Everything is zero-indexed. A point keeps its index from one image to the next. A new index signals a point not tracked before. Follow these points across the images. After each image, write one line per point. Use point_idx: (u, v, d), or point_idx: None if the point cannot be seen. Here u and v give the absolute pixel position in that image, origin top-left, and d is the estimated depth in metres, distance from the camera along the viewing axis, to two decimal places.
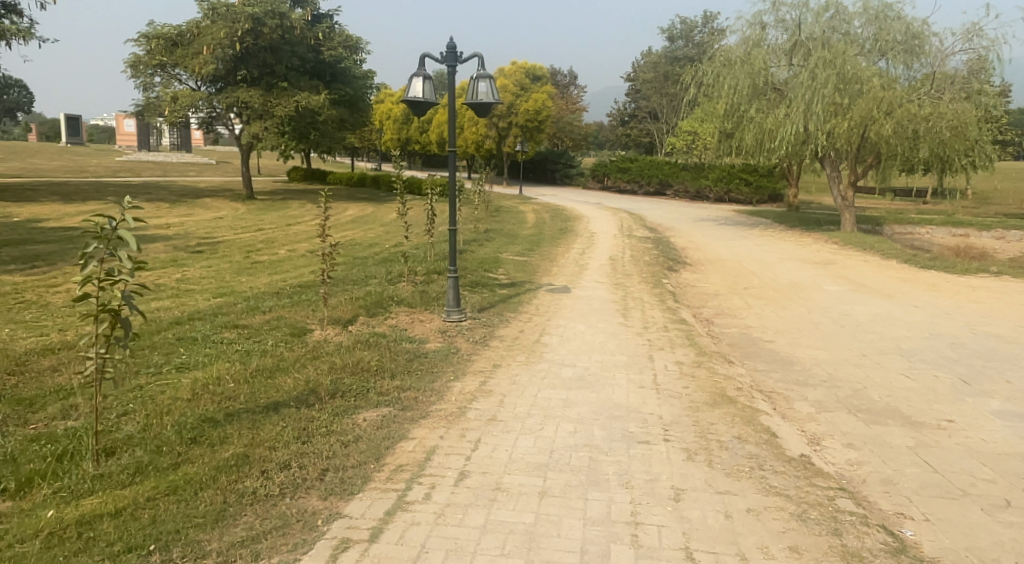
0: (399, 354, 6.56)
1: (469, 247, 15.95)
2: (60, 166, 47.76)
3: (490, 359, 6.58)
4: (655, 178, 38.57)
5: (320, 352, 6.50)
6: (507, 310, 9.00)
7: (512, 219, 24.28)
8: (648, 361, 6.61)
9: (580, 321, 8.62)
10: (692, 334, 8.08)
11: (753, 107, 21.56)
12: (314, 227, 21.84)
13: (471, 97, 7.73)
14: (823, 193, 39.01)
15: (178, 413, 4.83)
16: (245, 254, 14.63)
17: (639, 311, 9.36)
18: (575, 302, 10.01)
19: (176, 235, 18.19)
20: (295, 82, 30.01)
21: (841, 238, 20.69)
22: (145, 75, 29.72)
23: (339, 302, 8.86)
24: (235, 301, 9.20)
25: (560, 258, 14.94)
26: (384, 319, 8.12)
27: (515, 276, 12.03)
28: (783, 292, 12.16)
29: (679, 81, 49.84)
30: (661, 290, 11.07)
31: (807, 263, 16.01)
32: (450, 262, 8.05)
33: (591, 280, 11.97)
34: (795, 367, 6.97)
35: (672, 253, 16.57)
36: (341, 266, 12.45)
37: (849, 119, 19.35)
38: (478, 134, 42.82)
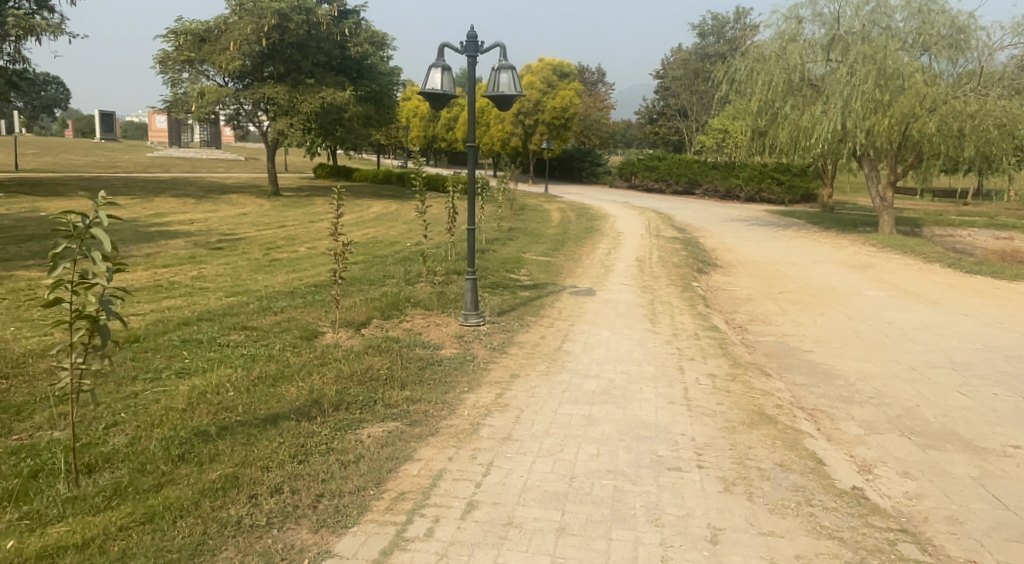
0: (411, 361, 6.17)
1: (492, 247, 15.56)
2: (92, 162, 48.30)
3: (507, 368, 6.18)
4: (684, 176, 37.82)
5: (328, 359, 6.13)
6: (528, 314, 8.59)
7: (536, 218, 23.84)
8: (677, 373, 6.17)
9: (605, 327, 8.18)
10: (725, 343, 7.61)
11: (788, 103, 20.85)
12: (336, 224, 21.62)
13: (493, 89, 7.34)
14: (858, 193, 38.02)
15: (170, 425, 4.47)
16: (264, 251, 14.37)
17: (668, 316, 8.90)
18: (600, 306, 9.57)
19: (197, 232, 18.01)
20: (320, 79, 30.01)
21: (879, 240, 19.96)
22: (173, 71, 29.71)
23: (353, 303, 8.51)
24: (248, 301, 8.89)
25: (585, 259, 14.48)
26: (398, 324, 7.74)
27: (538, 277, 11.62)
28: (821, 297, 11.60)
29: (710, 78, 49.00)
30: (690, 294, 10.60)
31: (844, 266, 15.38)
32: (470, 263, 7.67)
33: (618, 282, 11.52)
34: (838, 382, 6.47)
35: (702, 255, 16.02)
36: (360, 265, 12.14)
37: (889, 116, 18.68)
38: (505, 132, 42.43)
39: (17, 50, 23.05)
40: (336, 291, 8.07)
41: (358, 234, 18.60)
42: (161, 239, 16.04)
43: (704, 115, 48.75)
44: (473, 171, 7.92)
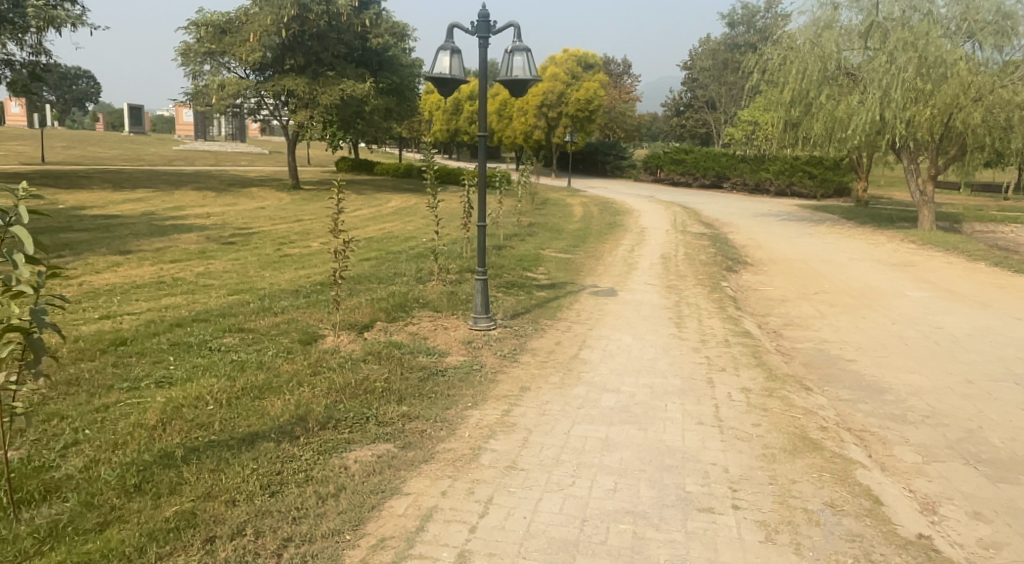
0: (411, 371, 5.64)
1: (510, 243, 15.01)
2: (118, 155, 48.51)
3: (518, 379, 5.65)
4: (711, 170, 36.89)
5: (322, 367, 5.60)
6: (544, 317, 8.05)
7: (559, 212, 23.23)
8: (705, 387, 5.59)
9: (627, 331, 7.60)
10: (759, 351, 7.01)
11: (822, 93, 20.01)
12: (354, 218, 21.20)
13: (505, 74, 6.83)
14: (893, 187, 36.85)
15: (134, 446, 3.95)
16: (275, 247, 13.93)
17: (695, 320, 8.30)
18: (622, 308, 8.99)
19: (211, 225, 17.65)
20: (341, 70, 29.75)
21: (919, 237, 19.06)
22: (194, 63, 29.50)
23: (357, 305, 7.98)
24: (249, 299, 8.40)
25: (608, 256, 13.87)
26: (403, 328, 7.21)
27: (557, 276, 11.05)
28: (860, 298, 10.93)
29: (739, 69, 47.88)
30: (719, 295, 9.98)
31: (883, 265, 14.58)
32: (480, 263, 7.24)
33: (642, 281, 10.93)
34: (888, 398, 5.87)
35: (732, 252, 15.30)
36: (371, 263, 11.67)
37: (932, 107, 17.92)
38: (528, 124, 41.81)
39: (39, 41, 22.87)
40: (336, 291, 7.54)
41: (375, 229, 18.15)
42: (172, 233, 15.72)
43: (733, 106, 47.66)
44: (483, 165, 7.40)
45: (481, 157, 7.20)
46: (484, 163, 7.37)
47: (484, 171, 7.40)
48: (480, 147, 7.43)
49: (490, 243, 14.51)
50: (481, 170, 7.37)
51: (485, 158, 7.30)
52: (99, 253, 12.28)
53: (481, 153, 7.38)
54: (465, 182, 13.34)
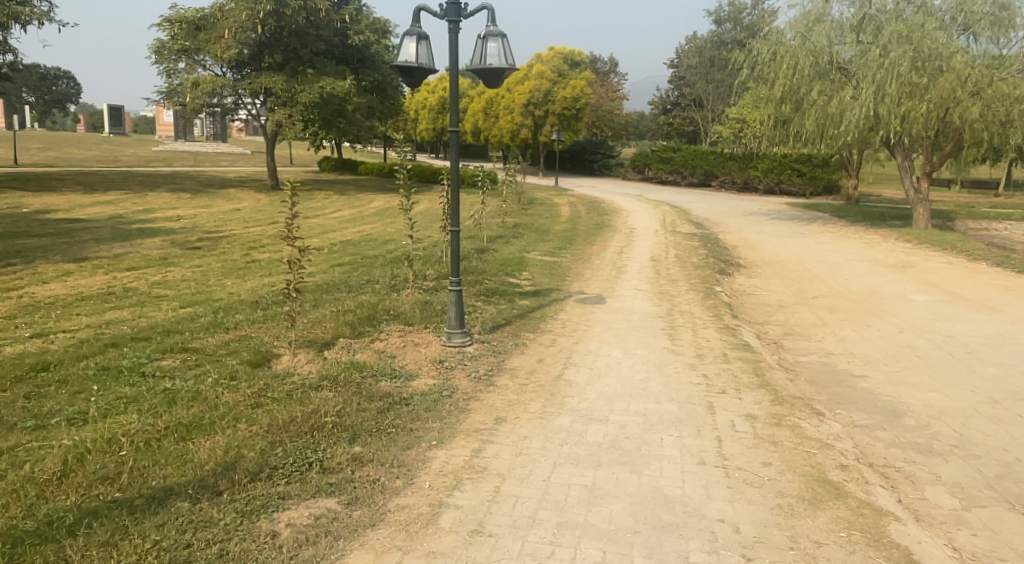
0: (370, 398, 4.91)
1: (492, 246, 14.28)
2: (95, 156, 47.41)
3: (492, 408, 4.94)
4: (699, 168, 36.37)
5: (267, 396, 4.86)
6: (525, 330, 7.34)
7: (545, 212, 22.54)
8: (707, 414, 4.91)
9: (615, 345, 6.91)
10: (762, 367, 6.36)
11: (814, 88, 19.45)
12: (332, 220, 20.44)
13: (478, 62, 6.17)
14: (882, 184, 36.42)
15: (15, 511, 3.24)
16: (243, 252, 13.15)
17: (690, 331, 7.62)
18: (610, 317, 8.29)
19: (179, 229, 16.83)
20: (320, 67, 28.97)
21: (914, 235, 18.51)
22: (169, 61, 28.64)
23: (318, 320, 7.23)
24: (203, 313, 7.66)
25: (595, 259, 13.20)
26: (367, 346, 6.47)
27: (541, 282, 10.33)
28: (861, 302, 10.33)
29: (726, 66, 47.39)
30: (714, 301, 9.32)
31: (881, 266, 13.98)
32: (454, 272, 6.52)
33: (631, 286, 10.27)
34: (908, 424, 5.24)
35: (724, 254, 14.66)
36: (342, 270, 10.94)
37: (927, 102, 17.34)
38: (514, 123, 41.12)
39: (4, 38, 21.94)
40: (287, 301, 6.77)
41: (352, 232, 17.39)
42: (136, 238, 14.93)
43: (721, 104, 47.15)
44: (455, 162, 6.63)
45: (452, 152, 6.44)
46: (456, 159, 6.60)
47: (457, 168, 6.62)
48: (451, 143, 6.68)
49: (471, 246, 13.79)
50: (453, 167, 6.59)
51: (456, 152, 6.52)
52: (52, 260, 11.48)
53: (452, 149, 6.62)
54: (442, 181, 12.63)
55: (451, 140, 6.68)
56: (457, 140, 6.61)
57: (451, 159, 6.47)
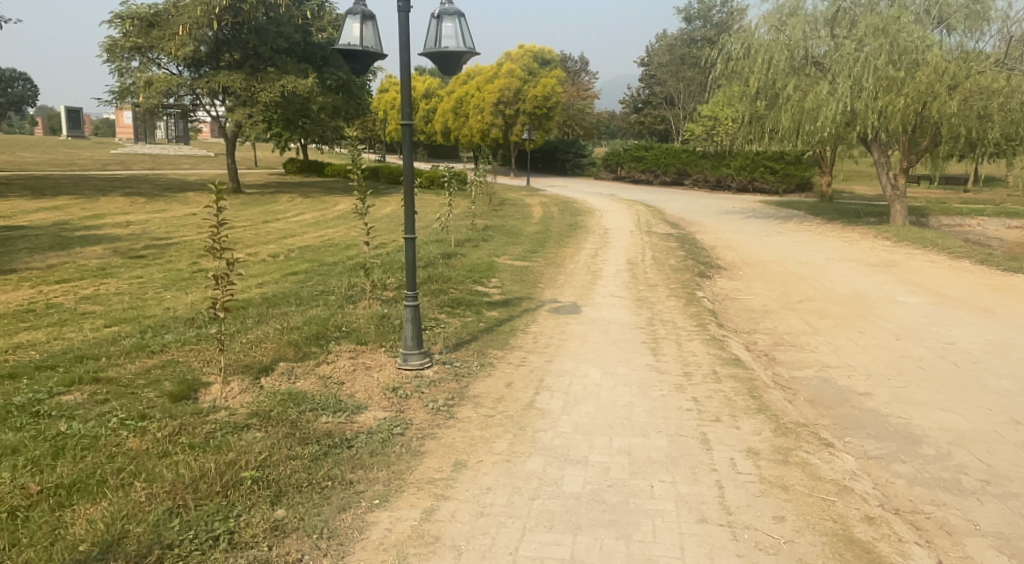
0: (304, 439, 4.12)
1: (459, 250, 13.52)
2: (49, 160, 45.77)
3: (451, 448, 4.19)
4: (672, 167, 35.96)
5: (180, 441, 4.07)
6: (493, 346, 6.60)
7: (516, 213, 21.84)
8: (702, 451, 4.20)
9: (593, 363, 6.19)
10: (758, 386, 5.68)
11: (789, 84, 19.01)
12: (294, 224, 19.54)
13: (432, 43, 5.45)
14: (854, 181, 36.27)
15: None
16: (191, 261, 12.26)
17: (674, 344, 6.93)
18: (586, 329, 7.58)
19: (127, 236, 15.85)
20: (281, 65, 27.96)
21: (892, 233, 18.10)
22: (121, 59, 27.51)
23: (257, 340, 6.42)
24: (129, 333, 6.81)
25: (568, 263, 12.51)
26: (310, 370, 5.67)
27: (511, 289, 9.59)
28: (850, 306, 9.74)
29: (697, 64, 47.16)
30: (697, 309, 8.67)
31: (863, 266, 13.46)
32: (410, 286, 5.74)
33: (608, 293, 9.58)
34: (929, 453, 4.58)
35: (701, 255, 14.06)
36: (296, 279, 10.10)
37: (904, 95, 16.85)
38: (484, 123, 40.38)
39: None
40: (217, 321, 5.96)
41: (312, 236, 16.54)
42: (76, 246, 13.94)
43: (691, 102, 46.83)
44: (409, 157, 5.91)
45: (405, 146, 5.72)
46: (410, 155, 5.88)
47: (411, 165, 5.90)
48: (404, 137, 5.95)
49: (437, 251, 13.02)
50: (406, 165, 5.87)
51: (410, 146, 5.80)
52: None
53: (406, 143, 5.89)
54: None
55: (405, 134, 5.95)
56: (411, 133, 5.89)
57: (403, 155, 5.74)
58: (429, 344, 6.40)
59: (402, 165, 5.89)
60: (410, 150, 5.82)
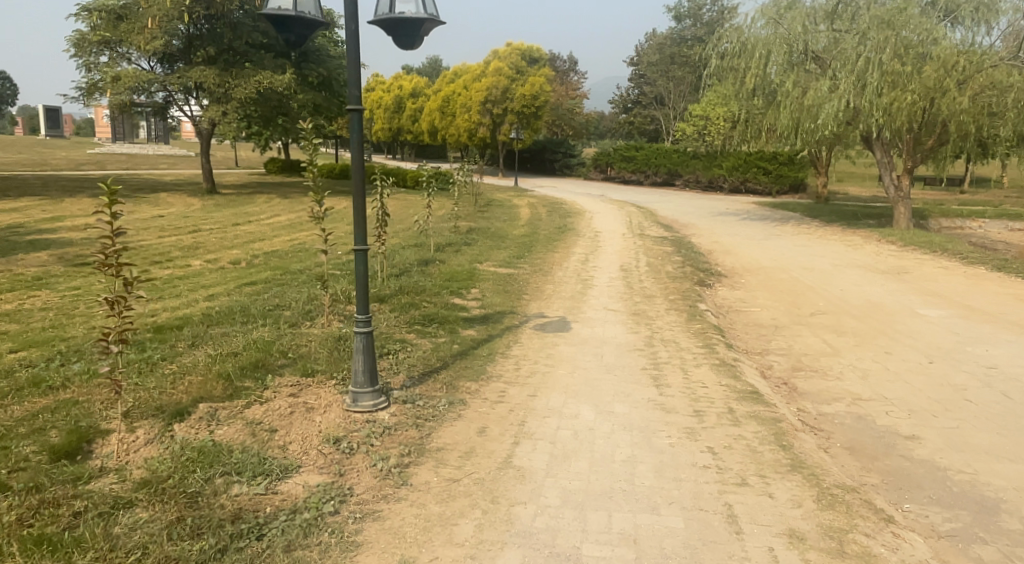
0: (199, 528, 3.14)
1: (437, 255, 12.45)
2: (21, 159, 44.31)
3: (396, 537, 3.18)
4: (663, 167, 35.08)
5: (31, 533, 3.07)
6: (465, 377, 5.54)
7: (502, 215, 20.81)
8: (730, 539, 3.20)
9: (585, 398, 5.16)
10: (786, 430, 4.66)
11: (789, 79, 18.07)
12: (265, 227, 18.42)
13: (385, 11, 4.45)
14: (847, 182, 35.48)
15: None
16: (142, 270, 11.15)
17: (680, 371, 5.90)
18: (574, 352, 6.54)
19: (81, 241, 14.68)
20: (257, 61, 26.82)
21: (897, 235, 17.16)
22: (89, 54, 26.33)
23: (181, 374, 5.35)
24: (29, 362, 5.73)
25: (556, 270, 11.48)
26: (238, 413, 4.61)
27: (491, 302, 8.52)
28: (868, 320, 8.75)
29: (687, 63, 46.33)
30: (701, 326, 7.64)
31: (873, 272, 12.50)
32: (361, 308, 4.63)
33: (600, 306, 8.57)
34: (1014, 530, 3.60)
35: (699, 261, 13.06)
36: (250, 292, 9.01)
37: (910, 91, 15.96)
38: (471, 122, 39.33)
39: None
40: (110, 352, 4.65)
41: (282, 240, 15.42)
42: (20, 251, 12.80)
43: (682, 102, 45.94)
44: (359, 153, 4.68)
45: (352, 139, 4.51)
46: (359, 150, 4.65)
47: (361, 162, 4.68)
48: (351, 126, 4.73)
49: (413, 257, 11.94)
50: (356, 162, 4.65)
51: (359, 139, 4.57)
52: None
53: (354, 134, 4.66)
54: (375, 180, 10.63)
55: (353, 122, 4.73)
56: (360, 121, 4.66)
57: (351, 151, 4.53)
58: (389, 378, 5.32)
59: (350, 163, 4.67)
60: (360, 144, 4.60)
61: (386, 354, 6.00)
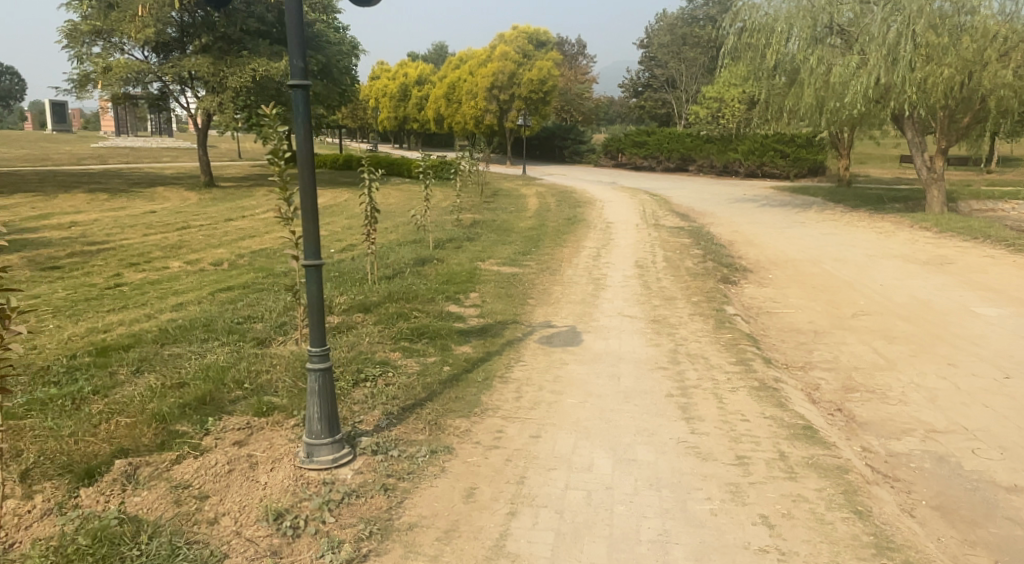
0: None
1: (436, 253, 11.49)
2: (23, 155, 43.64)
3: None
4: (676, 152, 33.92)
5: None
6: (455, 413, 4.58)
7: (508, 206, 19.81)
8: None
9: (601, 441, 4.20)
10: (858, 485, 3.70)
11: (813, 56, 16.93)
12: (260, 222, 17.52)
13: None
14: (867, 164, 34.16)
15: None
16: (113, 274, 10.23)
17: (713, 398, 4.94)
18: (585, 372, 5.60)
19: (60, 240, 13.84)
20: (253, 48, 25.90)
21: (931, 221, 16.03)
22: (81, 45, 25.53)
23: (106, 415, 4.38)
24: None
25: (565, 268, 10.50)
26: (163, 473, 3.66)
27: (491, 308, 7.55)
28: (922, 322, 7.71)
29: (699, 44, 44.97)
30: (731, 336, 6.65)
31: (912, 263, 11.43)
32: (315, 339, 3.64)
33: (615, 311, 7.59)
34: None
35: (720, 254, 12.04)
36: (223, 300, 8.06)
37: (947, 65, 14.82)
38: (477, 109, 38.26)
39: None
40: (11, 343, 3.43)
41: (274, 237, 14.51)
42: None
43: (694, 85, 44.65)
44: (306, 141, 3.66)
45: (296, 123, 3.46)
46: (306, 137, 3.63)
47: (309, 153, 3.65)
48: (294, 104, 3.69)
49: (409, 256, 10.97)
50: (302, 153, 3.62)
51: (304, 123, 3.54)
52: None
53: (298, 115, 3.62)
54: (360, 170, 9.59)
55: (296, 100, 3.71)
56: (305, 99, 3.62)
57: (296, 140, 3.51)
58: (358, 421, 4.36)
59: (295, 155, 3.64)
60: (306, 129, 3.57)
61: (360, 386, 5.05)
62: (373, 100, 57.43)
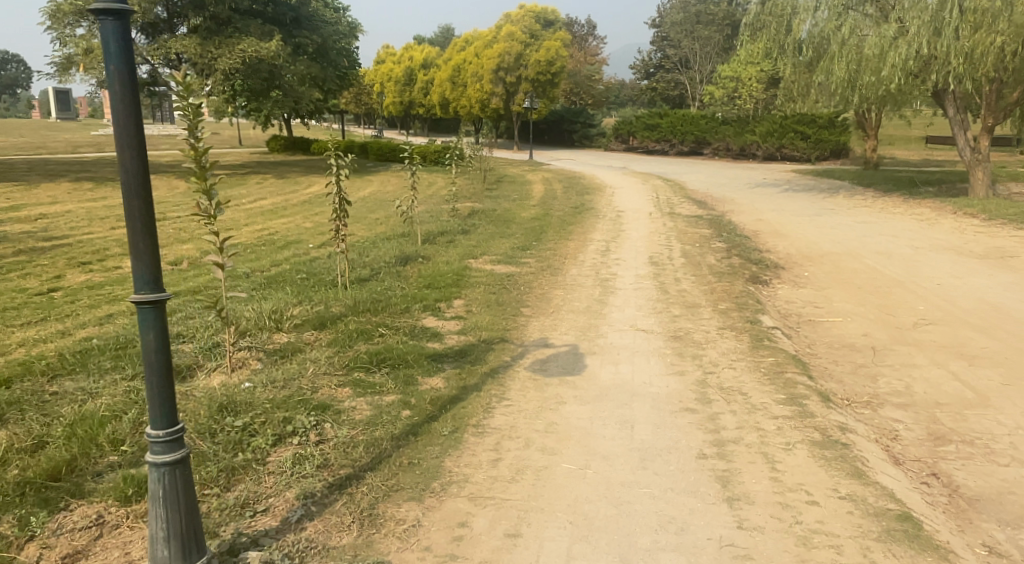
0: None
1: (424, 249, 10.16)
2: (19, 143, 42.52)
3: None
4: (689, 135, 32.37)
5: None
6: (401, 496, 3.26)
7: (512, 194, 18.43)
8: None
9: (607, 551, 2.90)
10: None
11: (846, 24, 15.51)
12: (243, 213, 16.25)
13: None
14: (892, 146, 32.45)
15: None
16: (53, 276, 8.94)
17: (763, 462, 3.62)
18: (587, 417, 4.28)
19: (18, 234, 12.61)
20: (242, 28, 24.71)
21: (976, 207, 14.56)
22: (64, 26, 24.31)
23: None
24: None
25: (570, 266, 9.19)
26: None
27: (476, 322, 6.21)
28: (1003, 336, 6.36)
29: (713, 22, 43.14)
30: (774, 359, 5.32)
31: (967, 256, 10.06)
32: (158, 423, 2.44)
33: (628, 326, 6.27)
34: None
35: (746, 248, 10.68)
36: (159, 311, 6.75)
37: (998, 32, 13.35)
38: (483, 92, 36.85)
39: None
40: None
41: (252, 230, 13.27)
42: None
43: (708, 65, 42.83)
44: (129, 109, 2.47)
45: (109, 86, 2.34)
46: (127, 104, 2.44)
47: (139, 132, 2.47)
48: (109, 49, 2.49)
49: (391, 253, 9.68)
50: (124, 131, 2.43)
51: (120, 81, 2.37)
52: None
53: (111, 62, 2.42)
54: (325, 154, 8.17)
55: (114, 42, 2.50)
56: (124, 40, 2.43)
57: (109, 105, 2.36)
58: (259, 514, 3.05)
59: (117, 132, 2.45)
60: (125, 91, 2.40)
61: (283, 448, 3.71)
62: (378, 84, 55.86)
